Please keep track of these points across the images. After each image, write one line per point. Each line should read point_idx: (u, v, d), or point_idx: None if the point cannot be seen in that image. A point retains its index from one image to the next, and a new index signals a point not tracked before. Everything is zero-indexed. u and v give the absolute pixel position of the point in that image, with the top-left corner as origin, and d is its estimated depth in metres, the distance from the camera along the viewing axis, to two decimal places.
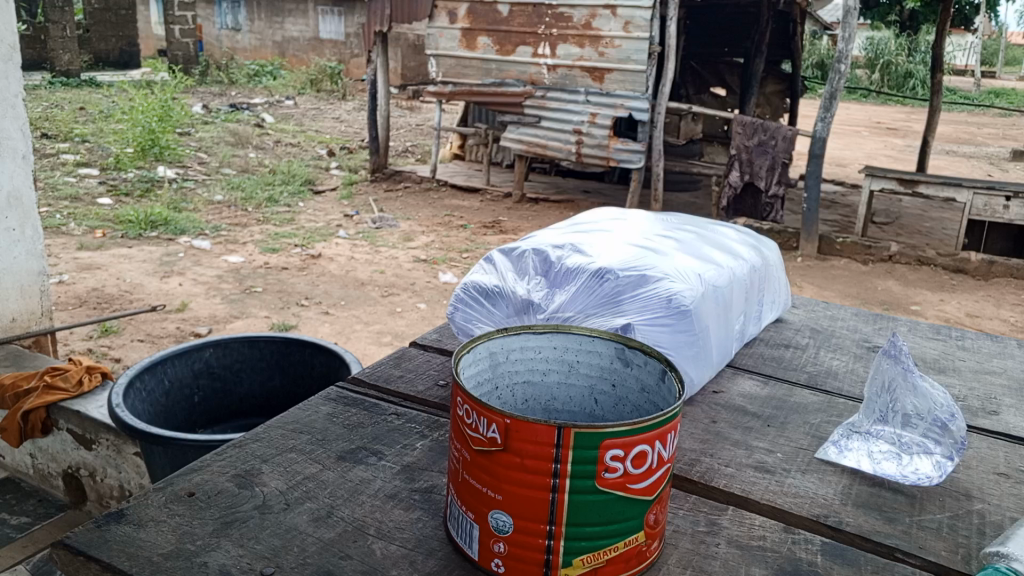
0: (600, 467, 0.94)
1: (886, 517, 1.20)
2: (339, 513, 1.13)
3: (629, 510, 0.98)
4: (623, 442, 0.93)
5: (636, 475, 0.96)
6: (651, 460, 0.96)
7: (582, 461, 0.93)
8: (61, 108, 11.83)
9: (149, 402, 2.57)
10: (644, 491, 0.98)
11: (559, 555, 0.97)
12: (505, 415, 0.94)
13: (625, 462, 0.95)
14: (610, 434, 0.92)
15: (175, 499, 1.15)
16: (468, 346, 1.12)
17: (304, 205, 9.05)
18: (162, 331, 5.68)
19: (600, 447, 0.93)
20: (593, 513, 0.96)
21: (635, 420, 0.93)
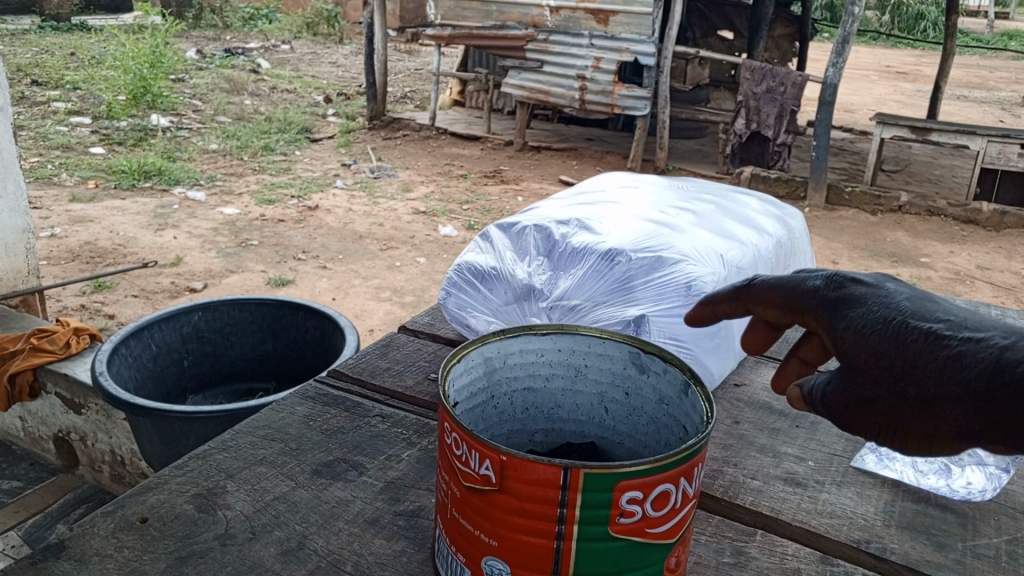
0: (612, 511, 0.79)
1: (936, 542, 1.05)
2: (311, 545, 0.98)
3: (646, 557, 0.83)
4: (643, 483, 0.78)
5: (655, 517, 0.81)
6: (674, 499, 0.81)
7: (592, 505, 0.78)
8: (52, 53, 11.48)
9: (136, 368, 2.42)
10: (664, 535, 0.83)
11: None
12: (498, 449, 0.79)
13: (644, 504, 0.80)
14: (627, 474, 0.77)
15: (125, 527, 1.00)
16: (456, 356, 0.96)
17: (300, 154, 8.82)
18: (157, 286, 5.53)
19: (615, 489, 0.77)
20: (605, 562, 0.81)
21: (655, 458, 0.77)
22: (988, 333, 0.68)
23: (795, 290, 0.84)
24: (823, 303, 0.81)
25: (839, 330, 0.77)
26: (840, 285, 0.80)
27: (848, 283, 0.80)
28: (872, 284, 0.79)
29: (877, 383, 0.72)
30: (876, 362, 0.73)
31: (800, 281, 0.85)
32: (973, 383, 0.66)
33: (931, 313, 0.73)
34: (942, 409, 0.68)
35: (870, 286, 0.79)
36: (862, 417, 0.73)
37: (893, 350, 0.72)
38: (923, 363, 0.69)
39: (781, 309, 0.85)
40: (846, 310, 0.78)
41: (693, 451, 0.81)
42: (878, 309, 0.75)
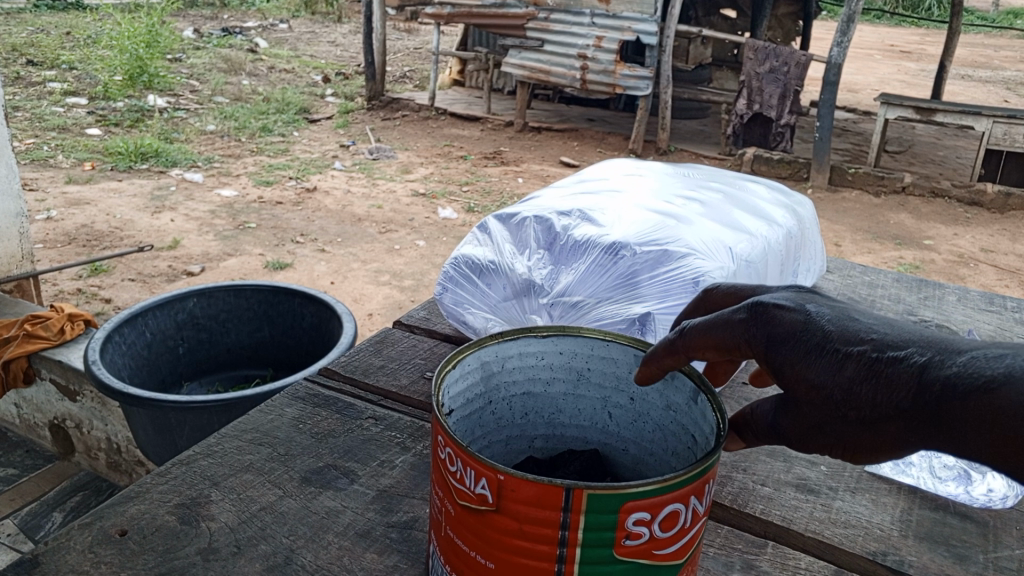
0: (618, 533, 0.73)
1: (955, 554, 1.00)
2: (298, 561, 0.93)
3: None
4: (651, 503, 0.73)
5: (664, 537, 0.75)
6: (683, 517, 0.76)
7: (596, 528, 0.73)
8: (47, 33, 11.33)
9: (129, 356, 2.36)
10: (674, 556, 0.78)
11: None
12: (493, 468, 0.73)
13: (651, 525, 0.74)
14: (634, 494, 0.71)
15: (103, 540, 0.95)
16: (453, 362, 0.89)
17: (298, 135, 8.73)
18: (154, 270, 5.47)
19: (622, 510, 0.72)
20: None
21: (664, 477, 0.72)
22: (907, 351, 0.70)
23: (723, 322, 0.80)
24: (751, 335, 0.78)
25: (773, 359, 0.76)
26: (761, 312, 0.78)
27: (772, 310, 0.78)
28: (794, 311, 0.77)
29: (822, 410, 0.73)
30: (820, 391, 0.73)
31: (723, 313, 0.81)
32: (907, 405, 0.68)
33: (852, 329, 0.74)
34: (884, 431, 0.70)
35: (790, 307, 0.78)
36: (814, 442, 0.74)
37: (829, 380, 0.72)
38: (861, 388, 0.71)
39: (722, 348, 0.80)
40: (777, 340, 0.76)
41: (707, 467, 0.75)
42: (810, 334, 0.75)
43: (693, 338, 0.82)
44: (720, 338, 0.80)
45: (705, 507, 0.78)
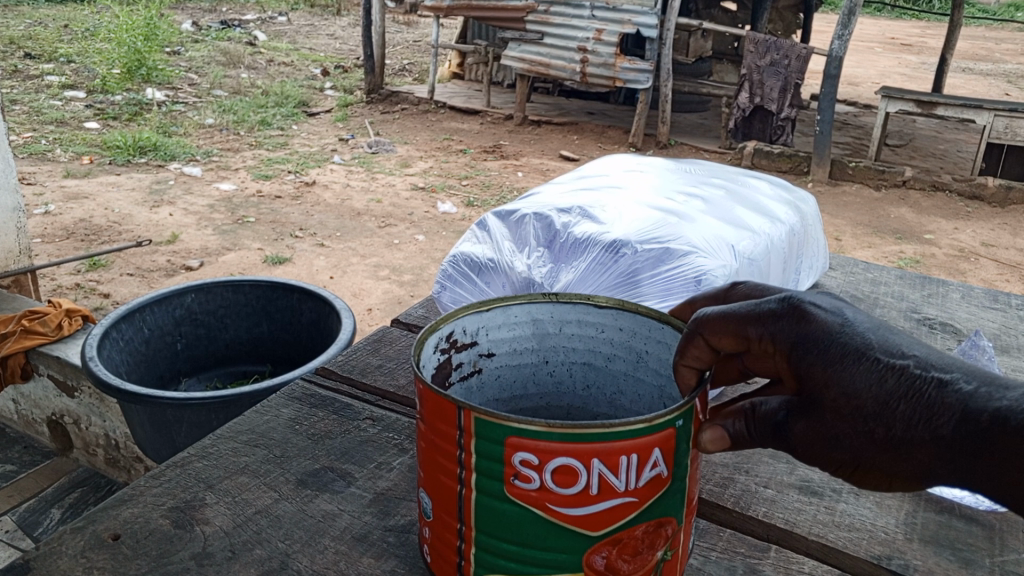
0: (506, 468, 0.74)
1: (961, 559, 0.98)
2: (294, 566, 0.92)
3: (558, 540, 0.76)
4: (541, 447, 0.72)
5: (556, 492, 0.73)
6: (581, 478, 0.73)
7: (485, 457, 0.75)
8: (45, 26, 11.27)
9: (127, 352, 2.34)
10: (578, 522, 0.75)
11: (472, 565, 0.81)
12: (420, 380, 0.78)
13: (543, 474, 0.73)
14: (518, 430, 0.72)
15: (96, 545, 0.93)
16: (487, 304, 0.92)
17: (297, 128, 8.70)
18: (153, 264, 5.45)
19: (507, 443, 0.73)
20: (506, 528, 0.77)
21: (550, 422, 0.70)
22: (952, 377, 0.69)
23: (757, 312, 0.79)
24: (782, 331, 0.77)
25: (800, 360, 0.76)
26: (799, 308, 0.77)
27: (811, 309, 0.77)
28: (834, 313, 0.76)
29: (845, 422, 0.72)
30: (850, 400, 0.72)
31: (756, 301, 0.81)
32: (946, 432, 0.67)
33: (892, 345, 0.73)
34: (913, 452, 0.69)
35: (828, 308, 0.77)
36: (829, 452, 0.74)
37: (860, 392, 0.71)
38: (895, 404, 0.70)
39: (740, 337, 0.79)
40: (809, 341, 0.76)
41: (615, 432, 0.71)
42: (846, 338, 0.74)
43: (702, 323, 0.80)
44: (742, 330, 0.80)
45: (620, 480, 0.73)
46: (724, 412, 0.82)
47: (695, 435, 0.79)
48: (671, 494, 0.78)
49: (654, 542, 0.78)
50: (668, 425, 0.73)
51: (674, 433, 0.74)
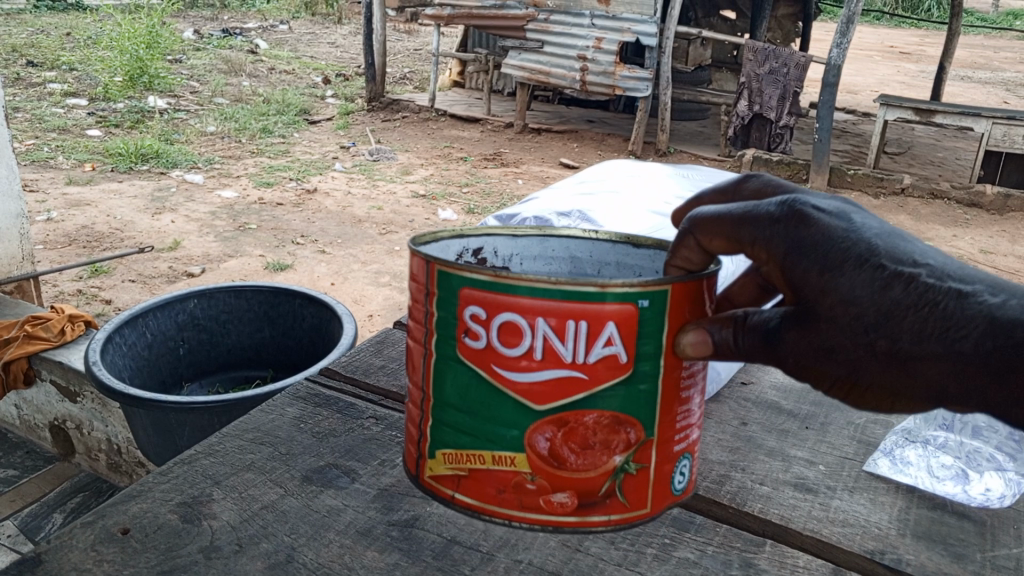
0: (458, 324, 0.84)
1: (953, 554, 1.00)
2: (300, 559, 0.94)
3: (505, 412, 0.83)
4: (487, 300, 0.81)
5: (500, 351, 0.82)
6: (524, 339, 0.81)
7: (442, 315, 0.85)
8: (47, 34, 11.32)
9: (129, 356, 2.36)
10: (526, 394, 0.82)
11: (426, 441, 0.90)
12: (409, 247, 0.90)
13: (488, 331, 0.82)
14: (468, 280, 0.81)
15: (106, 539, 0.95)
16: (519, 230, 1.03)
17: (299, 136, 8.75)
18: (154, 271, 5.48)
19: (460, 298, 0.83)
20: (457, 394, 0.86)
21: (495, 271, 0.80)
22: (974, 289, 0.71)
23: (751, 216, 0.80)
24: (777, 234, 0.79)
25: (795, 266, 0.77)
26: (799, 212, 0.78)
27: (811, 213, 0.78)
28: (839, 218, 0.77)
29: (844, 334, 0.75)
30: (849, 307, 0.75)
31: (754, 205, 0.81)
32: (966, 347, 0.70)
33: (898, 250, 0.75)
34: (918, 369, 0.73)
35: (830, 213, 0.78)
36: (825, 363, 0.77)
37: (860, 301, 0.74)
38: (903, 314, 0.72)
39: (733, 240, 0.81)
40: (806, 245, 0.77)
41: (555, 291, 0.79)
42: (851, 242, 0.75)
43: (697, 224, 0.83)
44: (736, 232, 0.81)
45: (566, 350, 0.80)
46: (713, 319, 0.83)
47: (677, 338, 0.83)
48: (630, 389, 0.83)
49: (609, 446, 0.83)
50: (622, 299, 0.79)
51: (634, 312, 0.80)
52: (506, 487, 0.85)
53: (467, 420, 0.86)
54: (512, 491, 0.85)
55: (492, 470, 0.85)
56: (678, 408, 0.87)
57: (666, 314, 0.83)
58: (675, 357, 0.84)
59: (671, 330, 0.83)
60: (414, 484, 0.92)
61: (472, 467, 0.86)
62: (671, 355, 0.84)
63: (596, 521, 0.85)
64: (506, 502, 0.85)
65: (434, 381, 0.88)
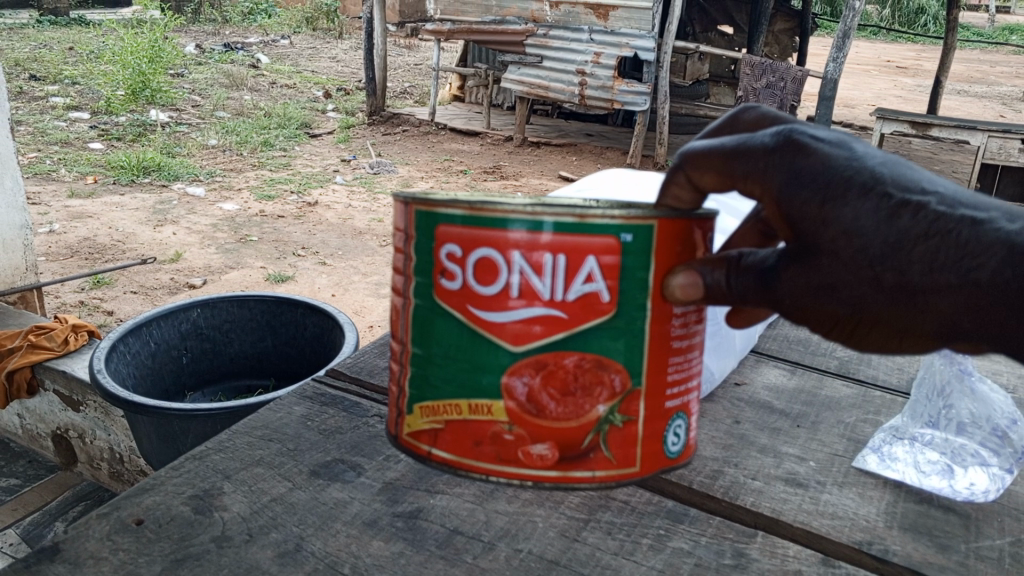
0: (437, 265, 0.92)
1: (938, 544, 1.04)
2: (309, 547, 0.97)
3: (482, 355, 0.91)
4: (461, 238, 0.89)
5: (479, 290, 0.89)
6: (502, 276, 0.88)
7: (424, 258, 0.93)
8: (50, 48, 11.41)
9: (135, 365, 2.39)
10: (507, 338, 0.90)
11: (407, 398, 0.98)
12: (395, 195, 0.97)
13: (465, 269, 0.90)
14: (445, 220, 0.90)
15: (121, 529, 0.99)
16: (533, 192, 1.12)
17: (300, 149, 8.82)
18: (156, 282, 5.52)
19: (437, 235, 0.91)
20: (434, 340, 0.94)
21: (468, 209, 0.88)
22: (989, 216, 0.76)
23: (747, 148, 0.83)
24: (774, 166, 0.82)
25: (792, 198, 0.81)
26: (796, 142, 0.81)
27: (809, 143, 0.81)
28: (841, 148, 0.81)
29: (850, 269, 0.79)
30: (851, 239, 0.78)
31: (748, 138, 0.85)
32: (980, 276, 0.75)
33: (899, 174, 0.79)
34: (930, 301, 0.77)
35: (829, 142, 0.82)
36: (829, 300, 0.82)
37: (865, 232, 0.78)
38: (911, 246, 0.77)
39: (721, 177, 0.86)
40: (805, 178, 0.80)
41: (537, 225, 0.86)
42: (853, 172, 0.79)
43: (687, 162, 0.88)
44: (731, 167, 0.85)
45: (543, 286, 0.88)
46: (705, 263, 0.91)
47: (668, 283, 0.90)
48: (609, 330, 0.90)
49: (590, 396, 0.91)
50: (607, 232, 0.87)
51: (617, 246, 0.87)
52: (483, 439, 0.92)
53: (451, 368, 0.93)
54: (489, 443, 0.92)
55: (469, 422, 0.93)
56: (665, 362, 0.94)
57: (654, 253, 0.90)
58: (663, 300, 0.92)
59: (661, 272, 0.91)
60: (392, 446, 1.01)
61: (448, 419, 0.94)
62: (659, 297, 0.91)
63: (580, 477, 0.92)
64: (482, 457, 0.93)
65: (415, 328, 0.96)
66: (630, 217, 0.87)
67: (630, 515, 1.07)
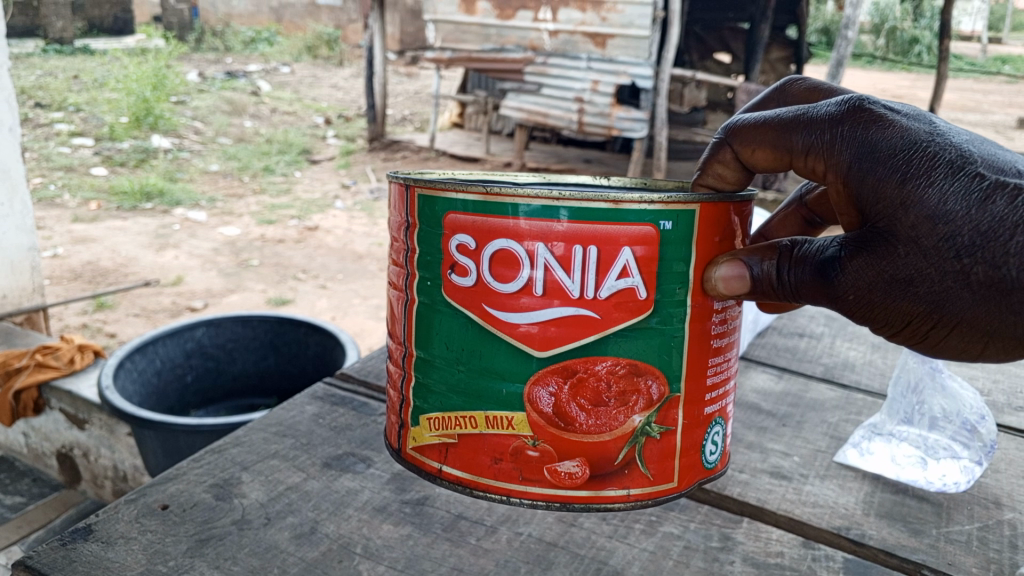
0: (447, 258, 0.93)
1: (911, 529, 1.11)
2: (323, 530, 1.04)
3: (508, 365, 0.92)
4: (475, 231, 0.90)
5: (495, 286, 0.90)
6: (524, 271, 0.89)
7: (436, 251, 0.94)
8: (55, 76, 11.56)
9: (141, 383, 2.46)
10: (532, 343, 0.90)
11: (411, 410, 1.01)
12: (398, 178, 0.98)
13: (479, 265, 0.91)
14: (454, 206, 0.91)
15: (148, 513, 1.07)
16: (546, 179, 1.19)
17: (300, 175, 8.94)
18: (157, 305, 5.60)
19: (447, 224, 0.92)
20: (440, 344, 0.96)
21: (481, 193, 0.88)
22: None
23: (810, 119, 0.89)
24: (845, 137, 0.86)
25: (864, 173, 0.84)
26: (868, 111, 0.86)
27: (882, 114, 0.85)
28: (923, 123, 0.84)
29: (931, 259, 0.81)
30: (936, 224, 0.80)
31: (809, 108, 0.91)
32: None
33: (988, 159, 0.82)
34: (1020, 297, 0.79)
35: (906, 115, 0.86)
36: (909, 292, 0.83)
37: (950, 213, 0.80)
38: (1008, 236, 0.78)
39: (784, 150, 0.91)
40: (880, 151, 0.83)
41: (551, 213, 0.86)
42: (940, 150, 0.81)
43: (733, 135, 0.97)
44: (789, 138, 0.91)
45: (572, 283, 0.89)
46: (752, 252, 0.93)
47: (714, 274, 0.93)
48: (647, 333, 0.91)
49: (624, 406, 0.91)
50: (642, 221, 0.87)
51: (655, 233, 0.88)
52: (502, 455, 0.94)
53: (460, 376, 0.95)
54: (509, 459, 0.94)
55: (487, 435, 0.94)
56: (704, 366, 0.96)
57: (694, 239, 0.91)
58: (704, 293, 0.94)
59: (701, 265, 0.92)
60: (397, 461, 1.04)
61: (461, 432, 0.96)
62: (701, 293, 0.93)
63: (612, 496, 0.93)
64: (502, 476, 0.94)
65: (422, 329, 0.98)
66: (667, 203, 0.88)
67: None
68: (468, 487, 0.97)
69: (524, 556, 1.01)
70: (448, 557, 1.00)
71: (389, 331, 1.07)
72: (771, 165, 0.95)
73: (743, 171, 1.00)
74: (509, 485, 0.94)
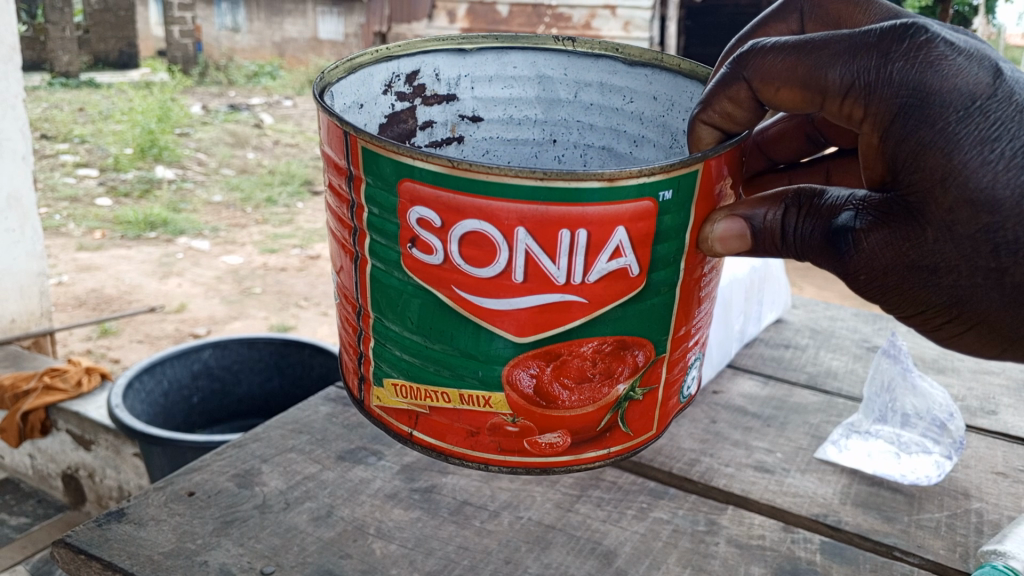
0: (409, 233, 0.96)
1: (884, 516, 1.20)
2: (338, 513, 1.14)
3: (491, 345, 0.98)
4: (446, 212, 0.91)
5: (468, 270, 0.94)
6: (503, 255, 0.93)
7: (394, 220, 0.96)
8: (61, 109, 11.70)
9: (148, 403, 2.56)
10: (510, 328, 0.97)
11: (372, 366, 1.08)
12: (335, 120, 0.96)
13: (459, 247, 0.93)
14: (416, 174, 0.91)
15: (175, 498, 1.15)
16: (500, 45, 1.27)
17: (303, 206, 9.02)
18: (161, 331, 5.69)
19: (403, 191, 0.93)
20: (400, 313, 1.01)
21: (450, 165, 0.88)
22: None
23: (852, 50, 0.92)
24: (896, 74, 0.90)
25: (912, 130, 0.91)
26: (933, 47, 0.90)
27: (943, 60, 0.90)
28: (987, 83, 0.91)
29: (959, 252, 0.94)
30: (976, 209, 0.92)
31: (855, 31, 0.93)
32: None
33: None
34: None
35: (968, 62, 0.91)
36: (931, 277, 0.97)
37: (996, 201, 0.91)
38: None
39: (816, 81, 0.94)
40: (933, 111, 0.90)
41: (527, 194, 0.88)
42: (998, 129, 0.90)
43: (754, 66, 0.97)
44: (826, 74, 0.93)
45: (557, 270, 0.93)
46: (743, 214, 1.01)
47: (712, 231, 0.99)
48: (628, 310, 0.98)
49: (609, 378, 1.01)
50: (641, 197, 0.90)
51: (653, 206, 0.92)
52: (483, 429, 1.02)
53: (433, 350, 1.01)
54: (489, 433, 1.03)
55: (462, 409, 1.02)
56: (685, 321, 1.05)
57: (694, 198, 0.96)
58: (697, 251, 1.01)
59: (700, 223, 0.98)
60: (361, 415, 1.11)
61: (432, 404, 1.04)
62: (695, 248, 1.00)
63: (591, 455, 1.05)
64: (478, 446, 1.04)
65: (385, 294, 1.02)
66: (668, 173, 0.90)
67: (616, 492, 1.22)
68: (440, 453, 1.07)
69: (524, 536, 1.11)
70: (454, 537, 1.09)
71: (337, 271, 1.12)
72: (795, 104, 0.97)
73: (752, 109, 1.01)
74: (486, 454, 1.04)
